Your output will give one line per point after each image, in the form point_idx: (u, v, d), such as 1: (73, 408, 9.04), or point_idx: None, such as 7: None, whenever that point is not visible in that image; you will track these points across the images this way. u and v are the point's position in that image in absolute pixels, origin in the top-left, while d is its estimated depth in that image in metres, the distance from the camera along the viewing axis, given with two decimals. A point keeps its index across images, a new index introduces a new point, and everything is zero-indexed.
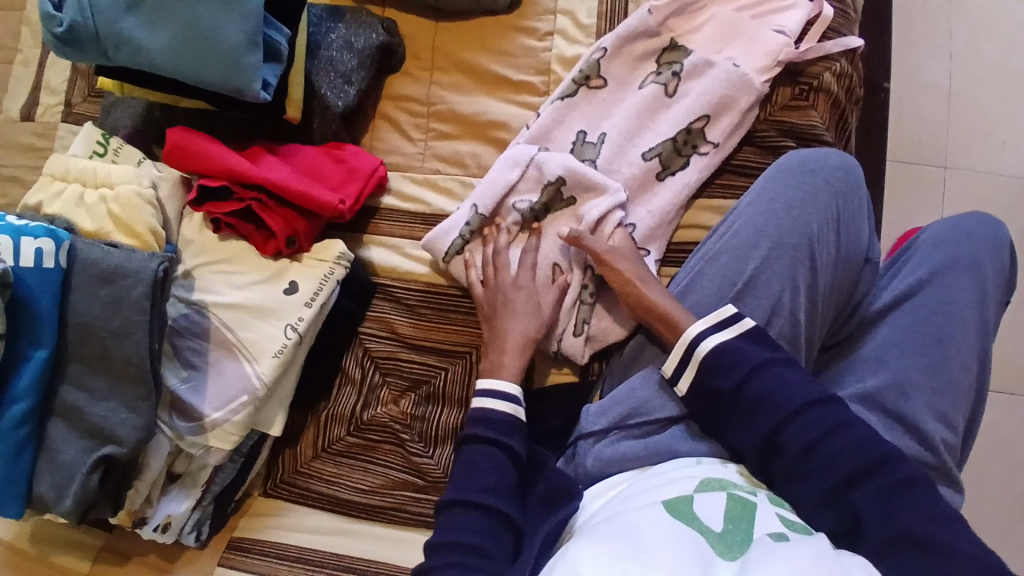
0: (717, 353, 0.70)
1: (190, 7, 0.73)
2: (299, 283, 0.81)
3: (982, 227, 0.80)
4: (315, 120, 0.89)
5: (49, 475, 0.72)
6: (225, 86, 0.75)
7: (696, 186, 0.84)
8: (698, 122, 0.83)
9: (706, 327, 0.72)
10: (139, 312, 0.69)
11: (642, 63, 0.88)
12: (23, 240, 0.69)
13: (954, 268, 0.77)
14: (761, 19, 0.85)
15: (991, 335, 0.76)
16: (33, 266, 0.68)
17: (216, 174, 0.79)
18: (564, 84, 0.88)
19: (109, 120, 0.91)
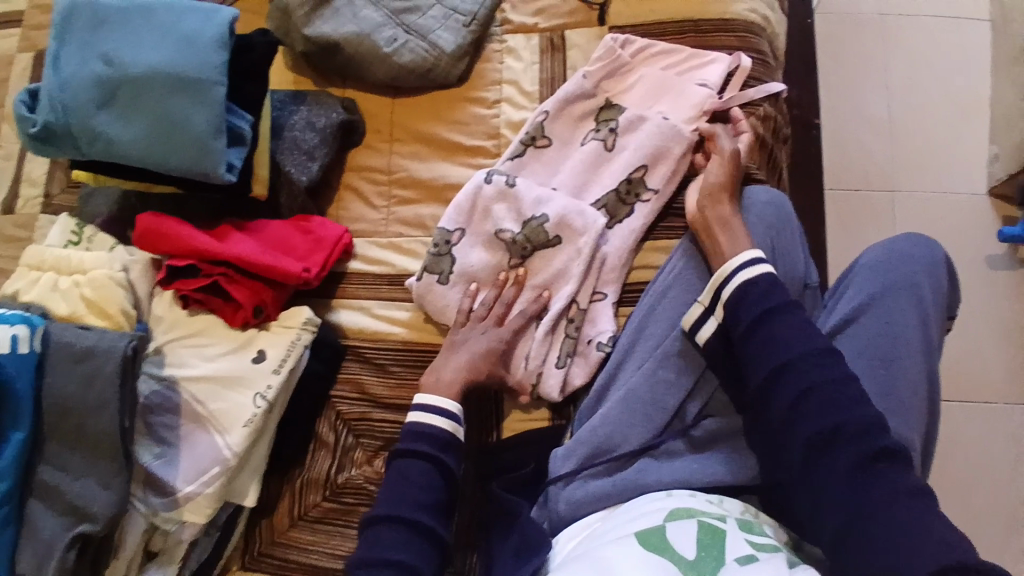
0: (740, 289, 0.73)
1: (157, 100, 0.79)
2: (267, 351, 0.83)
3: (919, 247, 0.83)
4: (282, 195, 0.95)
5: (31, 547, 0.72)
6: (193, 170, 0.81)
7: (642, 232, 0.88)
8: (637, 172, 0.89)
9: (736, 264, 0.75)
10: (110, 389, 0.71)
11: (582, 121, 0.94)
12: None
13: (893, 290, 0.80)
14: (686, 75, 0.92)
15: (937, 353, 0.79)
16: (8, 352, 0.70)
17: (183, 253, 0.83)
18: (513, 145, 0.94)
19: (87, 207, 0.97)
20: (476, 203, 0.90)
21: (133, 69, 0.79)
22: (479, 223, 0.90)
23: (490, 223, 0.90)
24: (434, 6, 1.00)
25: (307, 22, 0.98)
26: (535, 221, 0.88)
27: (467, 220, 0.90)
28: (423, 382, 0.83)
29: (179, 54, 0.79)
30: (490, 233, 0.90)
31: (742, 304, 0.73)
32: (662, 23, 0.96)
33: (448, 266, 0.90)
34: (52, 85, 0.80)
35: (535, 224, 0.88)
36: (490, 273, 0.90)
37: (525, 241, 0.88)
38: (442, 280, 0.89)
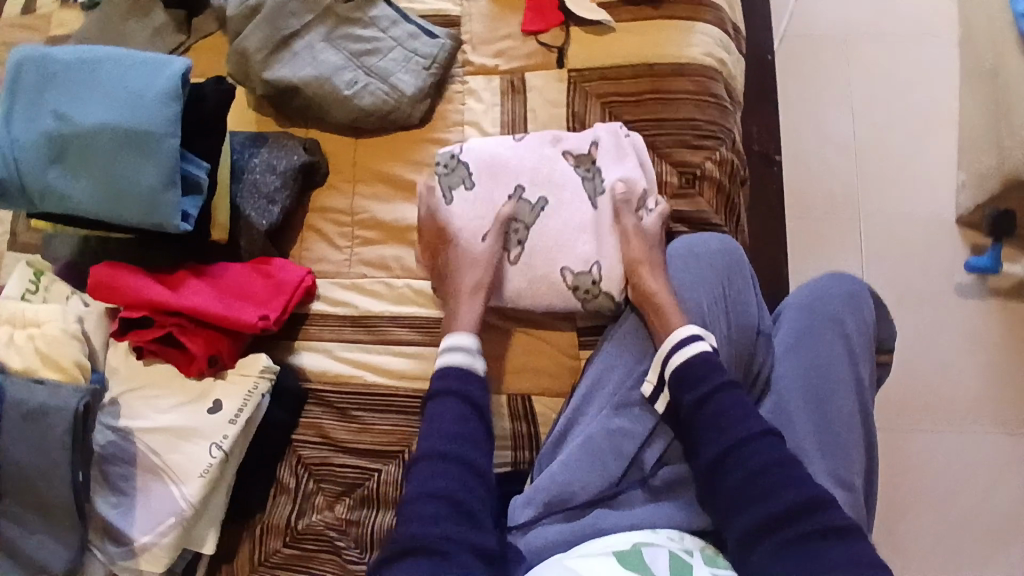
0: (684, 367, 0.76)
1: (109, 156, 0.79)
2: (224, 401, 0.82)
3: (838, 284, 0.84)
4: (242, 239, 0.95)
5: None
6: (148, 223, 0.81)
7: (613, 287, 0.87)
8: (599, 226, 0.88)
9: (675, 344, 0.78)
10: (60, 447, 0.71)
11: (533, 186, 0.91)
12: None
13: (818, 331, 0.82)
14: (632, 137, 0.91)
15: (867, 388, 0.80)
16: None
17: (137, 305, 0.81)
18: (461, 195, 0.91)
19: (49, 251, 0.98)
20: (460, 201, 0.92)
21: (83, 124, 0.79)
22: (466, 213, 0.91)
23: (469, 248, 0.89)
24: (395, 48, 1.01)
25: (265, 66, 0.98)
26: (523, 203, 0.90)
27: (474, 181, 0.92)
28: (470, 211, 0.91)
29: (129, 108, 0.80)
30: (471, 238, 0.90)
31: (685, 383, 0.75)
32: (618, 67, 0.96)
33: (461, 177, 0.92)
34: (3, 142, 0.80)
35: (525, 204, 0.90)
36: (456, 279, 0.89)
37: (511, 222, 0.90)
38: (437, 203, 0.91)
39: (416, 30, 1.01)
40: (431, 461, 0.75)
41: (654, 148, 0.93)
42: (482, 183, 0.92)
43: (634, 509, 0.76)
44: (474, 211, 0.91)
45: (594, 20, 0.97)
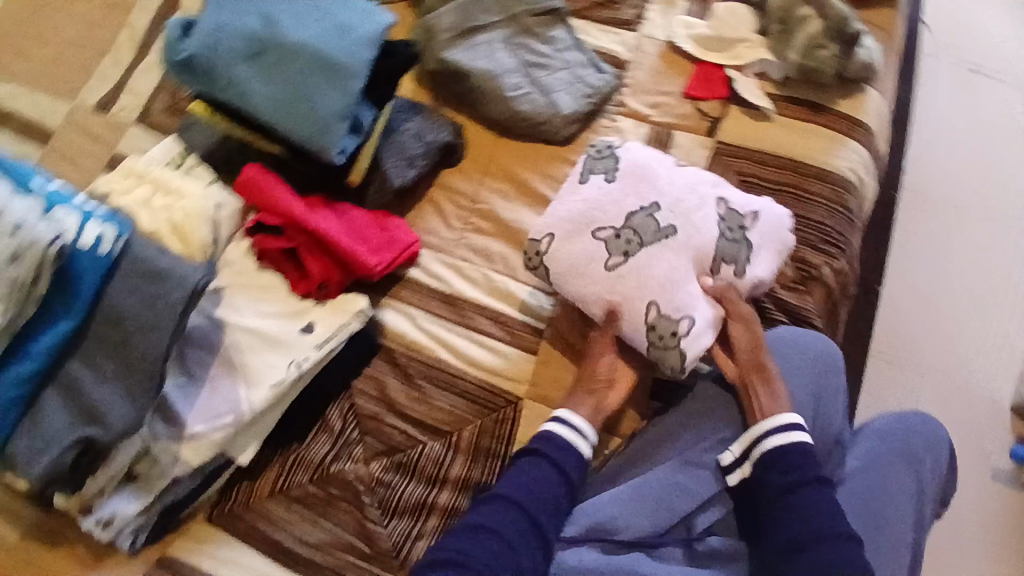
0: (774, 455, 0.79)
1: (299, 71, 0.83)
2: (317, 325, 0.85)
3: (924, 422, 0.88)
4: (372, 188, 1.00)
5: (30, 437, 0.71)
6: (308, 143, 0.84)
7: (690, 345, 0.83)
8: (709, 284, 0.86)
9: (771, 429, 0.80)
10: (169, 316, 0.70)
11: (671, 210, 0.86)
12: (90, 219, 0.69)
13: (898, 458, 0.85)
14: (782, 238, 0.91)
15: (925, 524, 0.84)
16: (89, 249, 0.68)
17: (275, 213, 0.86)
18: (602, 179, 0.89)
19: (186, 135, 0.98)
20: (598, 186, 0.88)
21: (287, 36, 0.83)
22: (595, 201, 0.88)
23: (579, 237, 0.86)
24: (564, 70, 1.08)
25: (446, 47, 1.06)
26: (648, 220, 0.86)
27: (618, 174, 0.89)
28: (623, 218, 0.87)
29: (333, 38, 0.85)
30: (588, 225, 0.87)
31: (773, 469, 0.79)
32: (766, 154, 1.01)
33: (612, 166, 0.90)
34: (211, 23, 0.83)
35: (649, 221, 0.85)
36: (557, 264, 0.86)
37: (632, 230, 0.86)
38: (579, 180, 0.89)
39: (586, 61, 1.09)
40: (537, 459, 0.81)
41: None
42: (627, 180, 0.88)
43: (670, 565, 0.79)
44: (599, 203, 0.87)
45: (755, 105, 1.04)
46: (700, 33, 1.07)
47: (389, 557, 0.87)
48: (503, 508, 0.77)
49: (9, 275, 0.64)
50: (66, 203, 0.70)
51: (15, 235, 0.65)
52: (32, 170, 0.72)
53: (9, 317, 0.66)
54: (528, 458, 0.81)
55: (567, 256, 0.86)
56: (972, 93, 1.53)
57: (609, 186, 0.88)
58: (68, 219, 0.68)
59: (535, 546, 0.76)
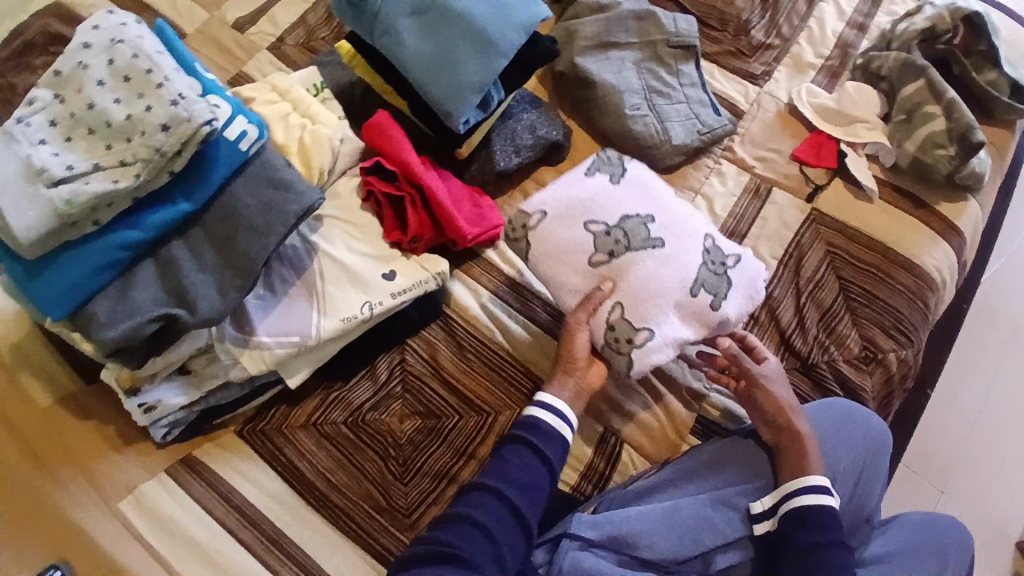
0: (804, 512, 0.80)
1: (454, 38, 0.87)
2: (397, 274, 0.87)
3: (956, 529, 0.90)
4: (474, 165, 1.04)
5: (112, 303, 0.71)
6: (439, 105, 0.88)
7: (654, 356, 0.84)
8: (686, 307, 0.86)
9: (802, 490, 0.81)
10: (281, 223, 0.74)
11: (668, 231, 0.89)
12: (238, 117, 0.74)
13: (926, 554, 0.86)
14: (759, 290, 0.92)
15: None
16: (230, 141, 0.73)
17: (389, 157, 0.87)
18: (594, 172, 0.92)
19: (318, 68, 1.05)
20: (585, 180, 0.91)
21: (453, 3, 0.87)
22: (581, 192, 0.90)
23: (573, 222, 0.89)
24: (683, 104, 1.10)
25: (580, 53, 1.09)
26: (639, 227, 0.88)
27: (606, 171, 0.92)
28: (620, 207, 0.89)
29: (492, 18, 0.88)
30: (578, 214, 0.89)
31: (800, 527, 0.79)
32: (857, 232, 1.02)
33: (613, 163, 0.93)
34: None
35: (640, 228, 0.88)
36: (541, 246, 0.89)
37: (618, 230, 0.88)
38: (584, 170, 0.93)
39: (706, 101, 1.11)
40: (524, 449, 0.82)
41: (854, 313, 0.97)
42: (624, 188, 0.91)
43: None
44: (598, 196, 0.89)
45: (861, 184, 1.04)
46: (823, 104, 1.09)
47: (403, 515, 0.88)
48: (489, 497, 0.77)
49: (158, 142, 0.67)
50: (221, 96, 0.74)
51: (177, 106, 0.68)
52: (192, 59, 0.77)
53: (137, 182, 0.67)
54: (513, 446, 0.82)
55: (558, 237, 0.89)
56: None
57: (610, 187, 0.91)
58: (221, 110, 0.72)
59: (519, 537, 0.76)
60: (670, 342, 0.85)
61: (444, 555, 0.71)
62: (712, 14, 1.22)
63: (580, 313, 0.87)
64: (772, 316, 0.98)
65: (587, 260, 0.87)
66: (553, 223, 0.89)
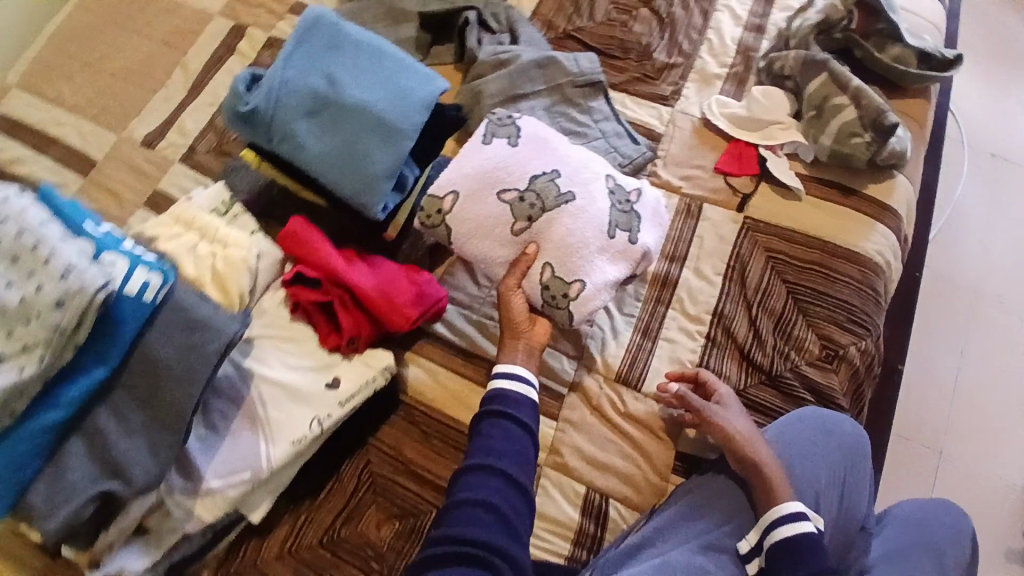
0: (785, 543, 0.80)
1: (357, 132, 0.84)
2: (342, 381, 0.84)
3: (948, 515, 0.92)
4: (406, 244, 1.03)
5: (47, 490, 0.67)
6: (354, 199, 0.85)
7: (594, 299, 0.89)
8: (608, 246, 0.90)
9: (782, 518, 0.82)
10: (203, 366, 0.71)
11: (580, 176, 0.92)
12: (137, 267, 0.69)
13: (919, 550, 0.89)
14: (648, 214, 0.96)
15: None
16: (134, 296, 0.68)
17: (313, 266, 0.85)
18: (499, 144, 0.93)
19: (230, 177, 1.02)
20: (489, 152, 0.92)
21: (349, 97, 0.84)
22: (488, 167, 0.91)
23: (486, 197, 0.91)
24: (600, 139, 1.11)
25: (490, 111, 1.08)
26: (550, 184, 0.91)
27: (512, 138, 0.93)
28: (530, 173, 0.91)
29: (392, 103, 0.86)
30: (491, 189, 0.91)
31: (788, 561, 0.80)
32: (794, 231, 1.02)
33: (513, 130, 0.95)
34: (275, 78, 0.83)
35: (550, 186, 0.91)
36: (469, 227, 0.91)
37: (532, 198, 0.90)
38: (483, 139, 0.94)
39: (622, 131, 1.11)
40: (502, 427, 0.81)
41: (805, 313, 0.97)
42: (523, 148, 0.93)
43: None
44: (504, 162, 0.91)
45: (787, 184, 1.05)
46: (735, 113, 1.10)
47: None
48: (488, 478, 0.76)
49: (54, 320, 0.63)
50: (116, 249, 0.69)
51: (66, 279, 0.64)
52: (80, 213, 0.72)
53: (42, 365, 0.63)
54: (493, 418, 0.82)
55: (473, 216, 0.91)
56: (997, 178, 1.53)
57: (513, 151, 0.92)
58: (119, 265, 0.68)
59: (523, 505, 0.77)
60: (603, 288, 0.89)
61: (468, 557, 0.70)
62: (612, 44, 1.23)
63: (511, 277, 0.91)
64: (729, 333, 0.97)
65: (512, 233, 0.90)
66: (473, 209, 0.91)
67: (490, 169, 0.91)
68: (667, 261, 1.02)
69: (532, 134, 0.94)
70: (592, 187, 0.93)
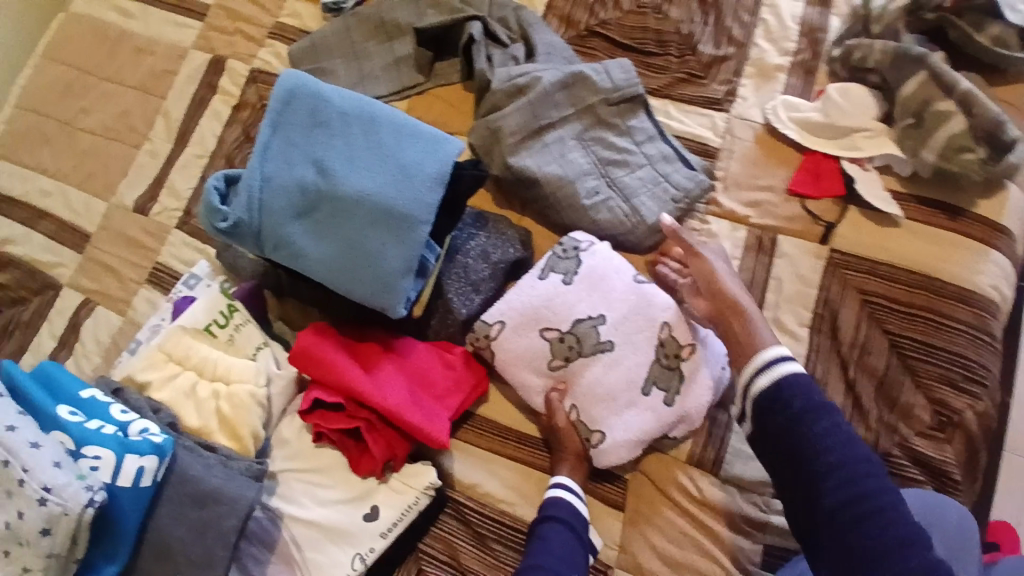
0: (774, 387, 0.69)
1: (360, 226, 0.71)
2: (381, 509, 0.74)
3: None
4: (434, 319, 0.87)
5: None
6: (370, 301, 0.72)
7: (617, 456, 0.81)
8: (651, 392, 0.82)
9: (774, 360, 0.70)
10: (225, 546, 0.61)
11: (635, 315, 0.84)
12: (126, 455, 0.59)
13: None
14: (705, 365, 0.83)
15: None
16: (131, 487, 0.59)
17: (334, 388, 0.75)
18: (554, 275, 0.86)
19: (228, 254, 0.91)
20: (541, 289, 0.85)
21: (344, 186, 0.71)
22: (535, 305, 0.84)
23: (529, 331, 0.84)
24: (645, 167, 0.93)
25: (512, 151, 0.92)
26: (592, 331, 0.83)
27: (572, 270, 0.86)
28: (576, 316, 0.84)
29: (395, 183, 0.72)
30: (534, 327, 0.84)
31: None
32: (891, 267, 0.85)
33: (575, 262, 0.86)
34: (254, 180, 0.72)
35: (592, 333, 0.83)
36: (502, 359, 0.85)
37: (576, 344, 0.83)
38: (541, 273, 0.86)
39: (671, 154, 0.93)
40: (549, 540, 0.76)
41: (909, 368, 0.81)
42: (579, 289, 0.85)
43: None
44: (552, 301, 0.84)
45: (880, 207, 0.87)
46: (808, 119, 0.91)
47: None
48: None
49: (45, 549, 0.55)
50: (96, 438, 0.60)
51: (46, 502, 0.55)
52: (49, 398, 0.64)
53: None
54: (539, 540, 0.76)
55: (510, 351, 0.84)
56: None
57: (565, 289, 0.85)
58: (104, 458, 0.59)
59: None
60: (628, 443, 0.81)
61: None
62: (647, 39, 1.03)
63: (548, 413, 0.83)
64: None
65: (544, 371, 0.84)
66: (507, 343, 0.84)
67: (541, 307, 0.84)
68: None
69: (596, 262, 0.86)
70: (648, 323, 0.84)
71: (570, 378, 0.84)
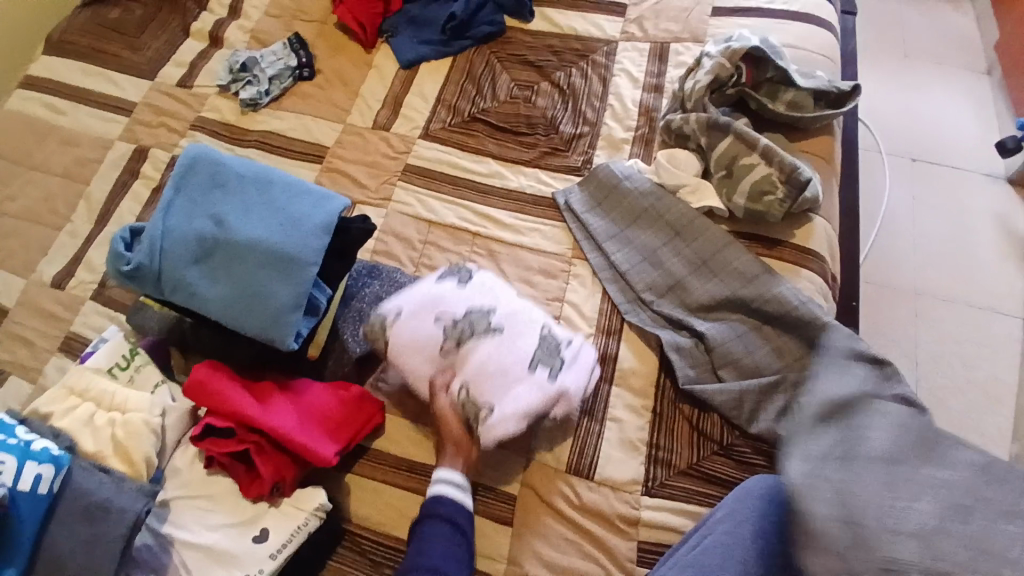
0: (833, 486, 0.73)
1: (251, 269, 0.82)
2: (270, 533, 0.78)
3: None
4: (331, 360, 0.96)
5: None
6: (261, 334, 0.81)
7: (502, 426, 0.86)
8: (535, 372, 0.89)
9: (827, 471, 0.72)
10: (110, 555, 0.66)
11: (520, 311, 0.94)
12: (27, 463, 0.68)
13: None
14: (579, 362, 0.93)
15: None
16: (28, 491, 0.66)
17: (226, 414, 0.81)
18: (451, 278, 0.96)
19: (136, 316, 0.95)
20: (436, 291, 0.95)
21: (238, 235, 0.83)
22: (431, 304, 0.94)
23: (425, 323, 0.92)
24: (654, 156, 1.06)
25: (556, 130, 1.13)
26: (482, 318, 0.92)
27: (465, 275, 0.97)
28: (470, 307, 0.93)
29: (283, 232, 0.84)
30: (428, 320, 0.93)
31: None
32: None
33: (468, 273, 0.97)
34: (155, 231, 0.83)
35: (483, 319, 0.91)
36: (402, 351, 0.92)
37: (466, 330, 0.91)
38: (439, 277, 0.97)
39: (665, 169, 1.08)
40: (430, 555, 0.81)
41: (771, 361, 0.96)
42: (472, 288, 0.95)
43: None
44: (447, 298, 0.94)
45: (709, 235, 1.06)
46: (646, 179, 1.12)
47: None
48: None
49: None
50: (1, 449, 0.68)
51: None
52: None
53: None
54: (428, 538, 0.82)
55: (408, 342, 0.92)
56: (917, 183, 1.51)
57: (459, 288, 0.95)
58: (7, 465, 0.67)
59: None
60: (513, 415, 0.86)
61: None
62: (519, 121, 1.23)
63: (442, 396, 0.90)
64: (674, 404, 0.96)
65: (438, 357, 0.91)
66: (407, 333, 0.92)
67: (438, 303, 0.93)
68: (602, 335, 1.02)
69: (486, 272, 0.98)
70: (532, 317, 0.94)
71: (462, 361, 0.91)
